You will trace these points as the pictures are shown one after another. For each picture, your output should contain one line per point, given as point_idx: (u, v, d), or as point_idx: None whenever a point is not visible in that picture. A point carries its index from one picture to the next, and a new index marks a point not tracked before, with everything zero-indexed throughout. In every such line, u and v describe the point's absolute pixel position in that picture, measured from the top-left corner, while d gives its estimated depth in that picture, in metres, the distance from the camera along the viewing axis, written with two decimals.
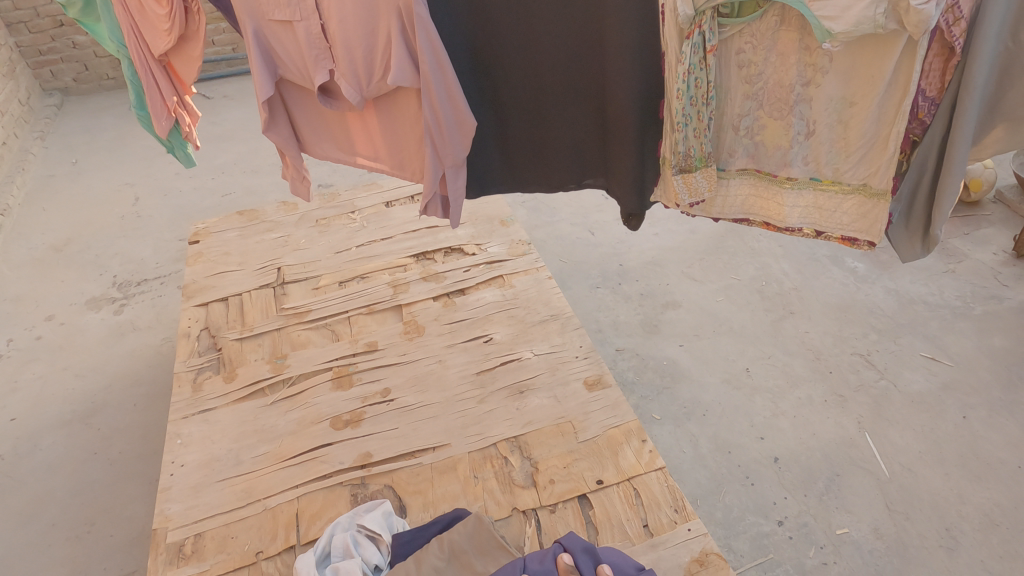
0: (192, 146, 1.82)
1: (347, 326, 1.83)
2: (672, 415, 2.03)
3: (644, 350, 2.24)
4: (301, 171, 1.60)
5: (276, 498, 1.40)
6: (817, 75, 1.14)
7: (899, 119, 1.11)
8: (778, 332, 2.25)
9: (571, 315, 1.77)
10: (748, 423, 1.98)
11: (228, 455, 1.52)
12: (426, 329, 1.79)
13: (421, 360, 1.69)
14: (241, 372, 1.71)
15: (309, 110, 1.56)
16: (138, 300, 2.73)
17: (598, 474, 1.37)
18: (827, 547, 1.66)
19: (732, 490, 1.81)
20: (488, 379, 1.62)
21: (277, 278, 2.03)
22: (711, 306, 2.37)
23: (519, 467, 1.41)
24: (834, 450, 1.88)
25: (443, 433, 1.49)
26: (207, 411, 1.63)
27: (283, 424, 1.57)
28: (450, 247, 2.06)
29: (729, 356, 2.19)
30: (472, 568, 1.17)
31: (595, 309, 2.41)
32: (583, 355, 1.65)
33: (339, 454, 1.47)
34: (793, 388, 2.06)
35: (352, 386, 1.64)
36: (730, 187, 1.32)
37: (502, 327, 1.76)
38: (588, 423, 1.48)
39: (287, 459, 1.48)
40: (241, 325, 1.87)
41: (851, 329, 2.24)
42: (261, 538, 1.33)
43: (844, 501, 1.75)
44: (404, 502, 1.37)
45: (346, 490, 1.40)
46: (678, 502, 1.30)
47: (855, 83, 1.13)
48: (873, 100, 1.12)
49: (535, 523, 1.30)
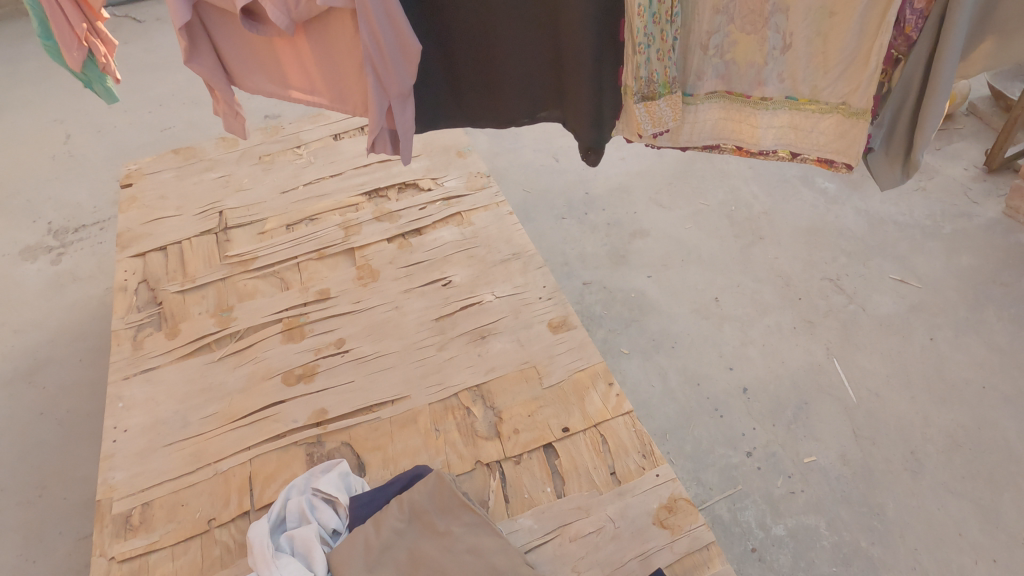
0: (112, 79, 1.63)
1: (296, 273, 1.72)
2: (640, 349, 1.99)
3: (612, 282, 2.17)
4: (233, 106, 1.44)
5: (227, 462, 1.33)
6: None
7: (883, 32, 1.01)
8: (747, 259, 2.20)
9: (533, 253, 1.68)
10: (717, 353, 1.94)
11: (175, 417, 1.43)
12: (381, 273, 1.68)
13: (377, 307, 1.60)
14: (184, 327, 1.60)
15: (235, 38, 1.38)
16: (77, 249, 2.56)
17: (564, 421, 1.32)
18: (795, 476, 1.66)
19: (701, 423, 1.79)
20: (447, 325, 1.54)
21: (219, 223, 1.89)
22: (679, 234, 2.30)
23: (482, 418, 1.35)
24: (802, 378, 1.87)
25: (402, 384, 1.42)
26: (149, 371, 1.53)
27: (232, 380, 1.48)
28: (403, 182, 1.93)
29: (697, 286, 2.13)
30: (434, 529, 1.12)
31: (561, 241, 2.32)
32: (547, 296, 1.57)
33: (293, 412, 1.39)
34: (762, 316, 2.03)
35: (304, 338, 1.55)
36: (699, 112, 1.22)
37: (461, 269, 1.66)
38: (553, 367, 1.42)
39: (237, 419, 1.40)
40: (182, 276, 1.74)
41: (820, 253, 2.19)
42: (213, 504, 1.27)
43: (811, 429, 1.75)
44: (362, 460, 1.31)
45: (301, 450, 1.34)
46: (646, 448, 1.26)
47: None
48: (854, 11, 1.01)
49: (499, 476, 1.26)
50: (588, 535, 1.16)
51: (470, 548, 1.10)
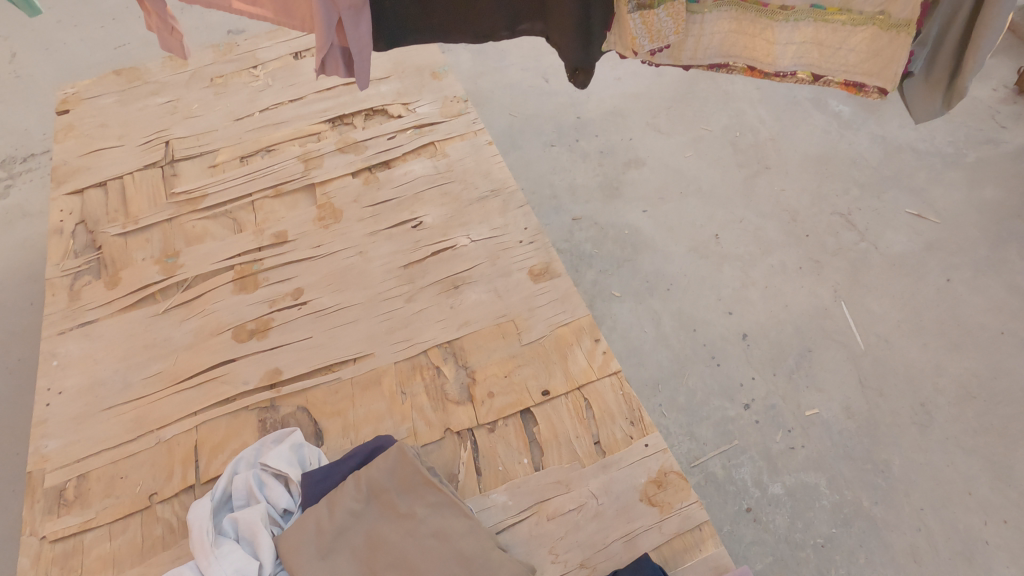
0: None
1: (250, 213, 1.54)
2: (633, 291, 1.84)
3: (603, 218, 2.00)
4: (169, 21, 1.22)
5: (171, 429, 1.20)
6: None
7: None
8: (751, 192, 2.01)
9: (514, 190, 1.50)
10: (715, 297, 1.80)
11: (114, 377, 1.29)
12: (344, 213, 1.50)
13: (339, 252, 1.43)
14: (126, 275, 1.44)
15: None
16: (25, 181, 2.36)
17: (545, 383, 1.19)
18: (795, 430, 1.55)
19: (695, 373, 1.66)
20: (417, 273, 1.38)
21: (165, 155, 1.68)
22: (678, 164, 2.10)
23: (454, 379, 1.22)
24: (806, 323, 1.73)
25: (365, 340, 1.28)
26: (87, 325, 1.38)
27: (178, 336, 1.34)
28: (371, 108, 1.72)
29: (696, 222, 1.96)
30: (395, 509, 1.01)
31: (549, 172, 2.13)
32: (528, 239, 1.40)
33: (244, 372, 1.26)
34: (765, 255, 1.87)
35: (258, 288, 1.39)
36: (706, 23, 1.02)
37: (434, 208, 1.48)
38: (533, 321, 1.27)
39: (182, 380, 1.26)
40: (123, 217, 1.56)
41: (831, 185, 2.01)
42: (155, 477, 1.15)
43: (814, 379, 1.62)
44: (320, 427, 1.18)
45: (253, 416, 1.21)
46: (635, 414, 1.14)
47: None
48: None
49: (471, 446, 1.14)
50: (568, 513, 1.05)
51: (434, 531, 0.99)
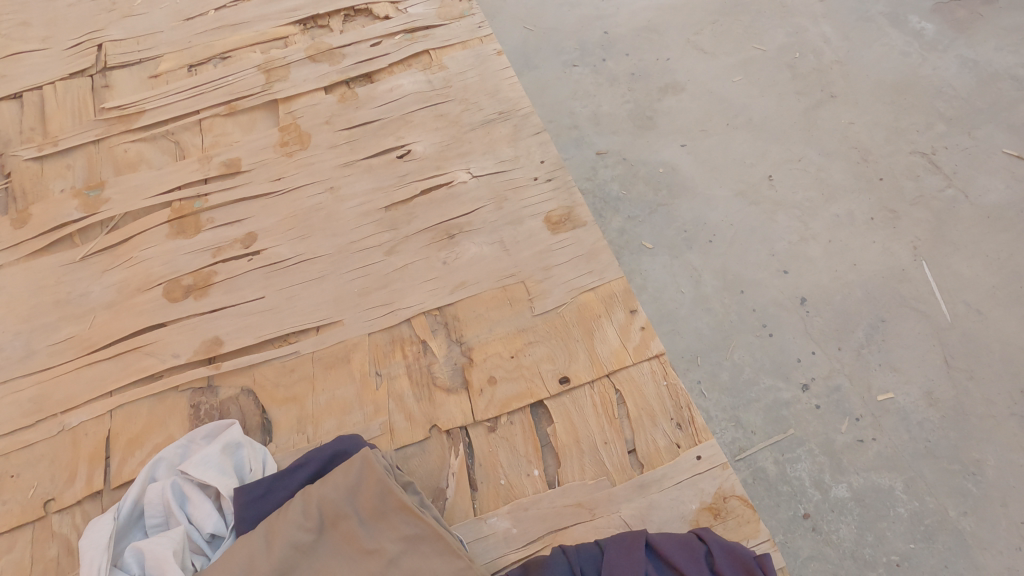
0: None
1: (197, 135, 1.23)
2: (667, 243, 1.53)
3: (633, 153, 1.67)
4: None
5: (79, 415, 0.93)
6: None
7: None
8: (813, 125, 1.67)
9: (528, 112, 1.17)
10: (768, 251, 1.49)
11: (13, 344, 1.01)
12: (313, 137, 1.18)
13: (304, 189, 1.12)
14: (37, 211, 1.14)
15: None
16: None
17: (563, 369, 0.90)
18: (864, 420, 1.27)
19: (742, 344, 1.37)
20: (401, 217, 1.07)
21: (97, 61, 1.33)
22: (724, 90, 1.75)
23: (444, 358, 0.93)
24: (879, 285, 1.42)
25: (332, 305, 0.99)
26: None
27: (96, 292, 1.05)
28: (351, 8, 1.37)
29: (745, 159, 1.63)
30: (357, 544, 0.74)
31: (569, 96, 1.79)
32: (544, 177, 1.09)
33: (175, 342, 0.97)
34: (829, 202, 1.55)
35: (199, 232, 1.09)
36: None
37: (425, 134, 1.16)
38: (549, 285, 0.98)
39: (98, 349, 0.98)
40: (41, 137, 1.25)
41: (909, 117, 1.66)
42: (54, 478, 0.88)
43: (888, 356, 1.33)
44: (268, 417, 0.90)
45: (184, 400, 0.93)
46: (682, 415, 0.87)
47: None
48: None
49: (464, 450, 0.86)
50: None
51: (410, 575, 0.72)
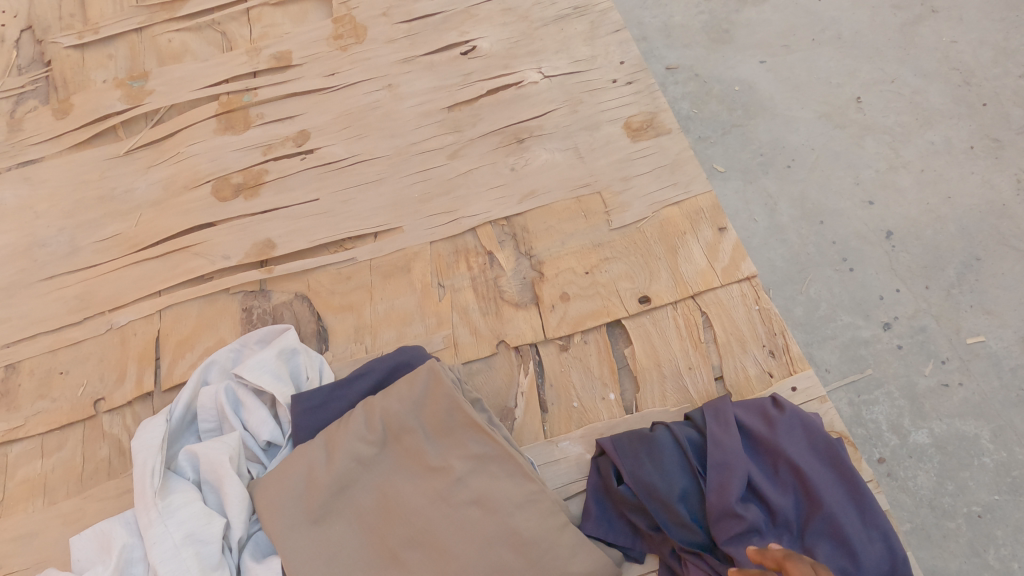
0: None
1: (244, 26, 1.13)
2: (742, 167, 1.41)
3: (707, 68, 1.53)
4: None
5: (126, 314, 0.88)
6: None
7: None
8: (910, 43, 1.51)
9: (606, 8, 1.05)
10: (852, 179, 1.36)
11: (58, 239, 0.96)
12: (368, 31, 1.08)
13: (359, 86, 1.03)
14: (78, 102, 1.08)
15: None
16: None
17: (644, 288, 0.82)
18: (951, 363, 1.17)
19: (820, 278, 1.27)
20: (465, 118, 0.98)
21: None
22: (810, 1, 1.58)
23: (513, 272, 0.86)
24: (974, 221, 1.30)
25: (391, 211, 0.92)
26: (29, 166, 1.04)
27: (141, 189, 0.99)
28: None
29: (831, 79, 1.48)
30: (422, 460, 0.68)
31: (637, 5, 1.63)
32: (624, 79, 0.98)
33: (225, 243, 0.92)
34: (924, 129, 1.41)
35: (248, 128, 1.01)
36: None
37: (492, 29, 1.05)
38: (628, 197, 0.89)
39: (146, 248, 0.93)
40: (80, 24, 1.17)
41: (1021, 37, 1.49)
42: (103, 377, 0.84)
43: (982, 297, 1.23)
44: (325, 325, 0.85)
45: (235, 303, 0.88)
46: (775, 341, 0.79)
47: None
48: None
49: (534, 369, 0.80)
50: None
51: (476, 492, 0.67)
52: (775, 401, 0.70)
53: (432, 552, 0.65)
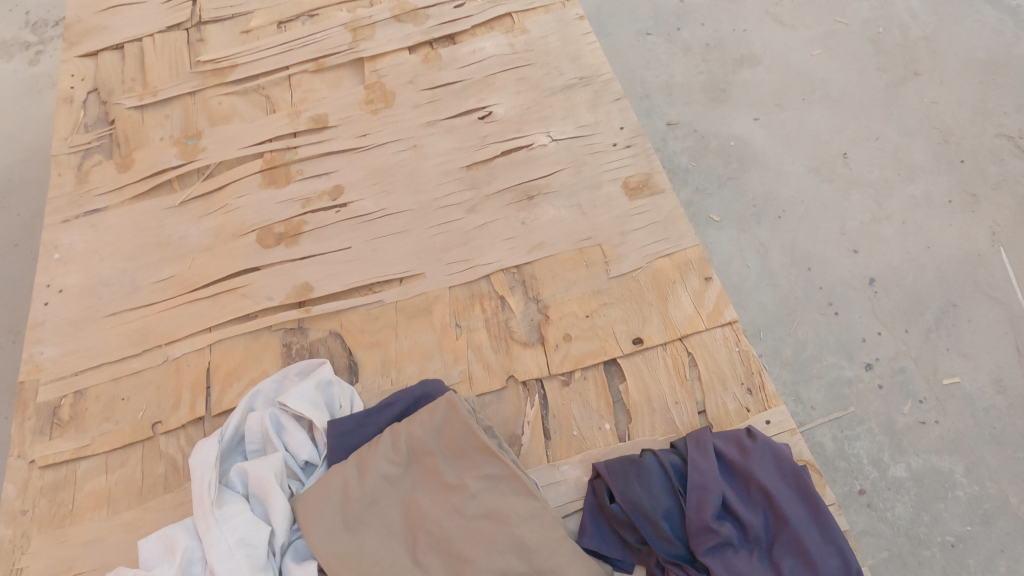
0: None
1: (286, 90, 1.28)
2: (736, 216, 1.52)
3: (704, 125, 1.66)
4: None
5: (181, 347, 1.00)
6: None
7: None
8: (894, 103, 1.63)
9: (609, 78, 1.18)
10: (839, 229, 1.47)
11: (120, 279, 1.09)
12: (396, 97, 1.22)
13: (387, 146, 1.16)
14: (139, 158, 1.22)
15: None
16: (56, 47, 2.15)
17: (637, 330, 0.93)
18: (928, 402, 1.26)
19: (807, 321, 1.37)
20: (482, 176, 1.10)
21: (191, 16, 1.40)
22: (802, 63, 1.71)
23: (521, 314, 0.97)
24: (952, 270, 1.40)
25: (415, 258, 1.04)
26: (95, 214, 1.17)
27: (194, 235, 1.12)
28: None
29: (821, 135, 1.60)
30: (441, 479, 0.79)
31: (641, 65, 1.77)
32: (623, 143, 1.10)
33: (268, 285, 1.04)
34: (906, 183, 1.52)
35: (289, 183, 1.14)
36: None
37: (507, 97, 1.18)
38: (625, 249, 1.00)
39: (197, 289, 1.06)
40: (141, 87, 1.32)
41: (998, 98, 1.61)
42: (160, 403, 0.96)
43: (958, 340, 1.32)
44: (355, 359, 0.96)
45: (277, 338, 0.99)
46: (753, 380, 0.89)
47: None
48: None
49: (539, 401, 0.90)
50: None
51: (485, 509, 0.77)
52: (749, 431, 0.80)
53: (449, 558, 0.75)
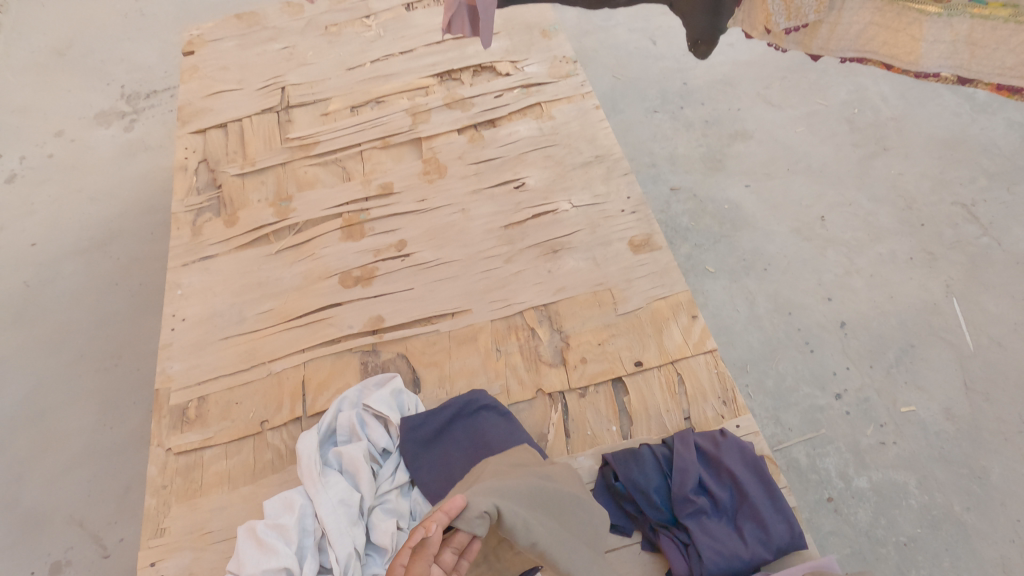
0: None
1: (359, 163, 1.59)
2: (728, 268, 1.79)
3: (703, 190, 1.94)
4: None
5: (281, 363, 1.28)
6: None
7: None
8: (865, 174, 1.90)
9: (619, 157, 1.47)
10: (816, 281, 1.73)
11: (230, 311, 1.38)
12: (448, 169, 1.52)
13: (441, 209, 1.46)
14: (243, 215, 1.52)
15: None
16: (148, 115, 2.52)
17: (638, 354, 1.20)
18: (888, 426, 1.50)
19: (787, 357, 1.62)
20: (517, 234, 1.39)
21: (281, 100, 1.74)
22: (787, 139, 2.00)
23: (548, 342, 1.24)
24: (912, 316, 1.65)
25: (464, 297, 1.32)
26: (207, 259, 1.47)
27: (288, 277, 1.41)
28: (479, 65, 1.70)
29: (802, 201, 1.88)
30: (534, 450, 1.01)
31: (649, 139, 2.08)
32: (630, 209, 1.39)
33: (348, 316, 1.32)
34: (874, 242, 1.78)
35: (363, 237, 1.44)
36: (847, 9, 0.91)
37: (536, 170, 1.48)
38: (630, 293, 1.27)
39: (291, 318, 1.34)
40: (242, 158, 1.64)
41: (956, 171, 1.87)
42: (266, 406, 1.23)
43: (915, 375, 1.56)
44: (417, 374, 1.24)
45: (356, 358, 1.27)
46: (728, 394, 1.15)
47: None
48: None
49: (561, 408, 1.17)
50: None
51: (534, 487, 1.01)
52: (722, 430, 1.06)
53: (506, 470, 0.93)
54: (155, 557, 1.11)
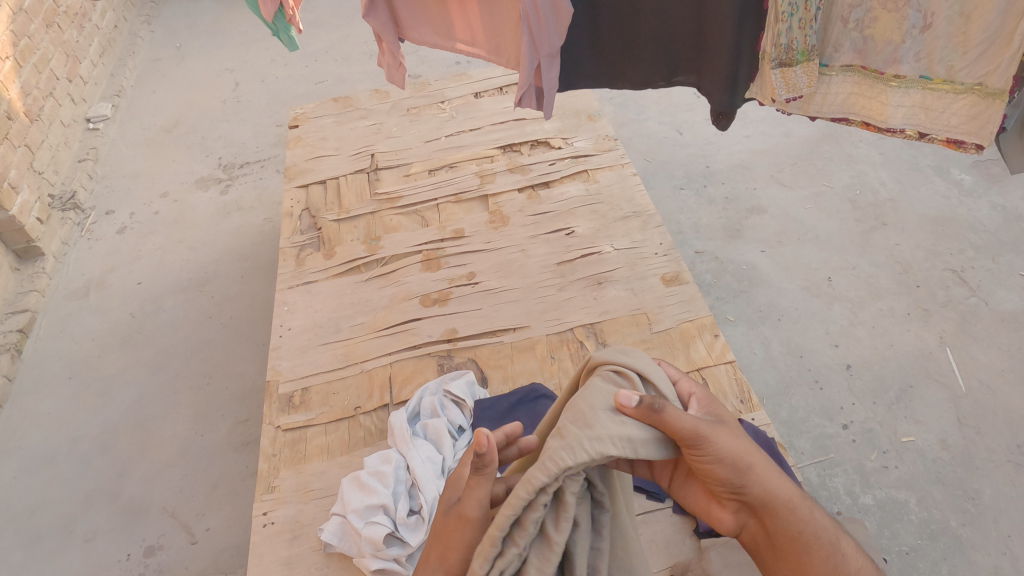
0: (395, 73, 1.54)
1: (435, 213, 1.91)
2: (746, 318, 2.05)
3: (724, 254, 2.23)
4: (398, 57, 1.49)
5: (371, 363, 1.56)
6: (936, 21, 1.06)
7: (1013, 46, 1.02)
8: (867, 244, 2.18)
9: (652, 213, 1.78)
10: (823, 330, 1.98)
11: (329, 322, 1.67)
12: (510, 220, 1.83)
13: (504, 249, 1.76)
14: (339, 250, 1.84)
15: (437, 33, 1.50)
16: (242, 182, 2.91)
17: (669, 362, 1.46)
18: (889, 452, 1.71)
19: (799, 393, 1.85)
20: (568, 270, 1.68)
21: (371, 164, 2.10)
22: (798, 214, 2.30)
23: (594, 352, 1.51)
24: (911, 361, 1.88)
25: (524, 316, 1.59)
26: (309, 283, 1.77)
27: (377, 298, 1.70)
28: (536, 140, 2.05)
29: (811, 264, 2.15)
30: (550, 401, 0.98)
31: (677, 211, 2.39)
32: (662, 253, 1.68)
33: (427, 328, 1.61)
34: (875, 299, 2.03)
35: (439, 269, 1.74)
36: (832, 84, 1.21)
37: (584, 222, 1.79)
38: (662, 315, 1.54)
39: (380, 329, 1.62)
40: (338, 207, 1.98)
41: (946, 244, 2.14)
42: (359, 395, 1.50)
43: (913, 411, 1.78)
44: (486, 374, 1.50)
45: (433, 360, 1.55)
46: (744, 394, 1.39)
47: (986, 64, 1.06)
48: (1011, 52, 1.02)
49: None
50: None
51: None
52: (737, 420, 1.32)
53: None
54: (267, 507, 1.34)
